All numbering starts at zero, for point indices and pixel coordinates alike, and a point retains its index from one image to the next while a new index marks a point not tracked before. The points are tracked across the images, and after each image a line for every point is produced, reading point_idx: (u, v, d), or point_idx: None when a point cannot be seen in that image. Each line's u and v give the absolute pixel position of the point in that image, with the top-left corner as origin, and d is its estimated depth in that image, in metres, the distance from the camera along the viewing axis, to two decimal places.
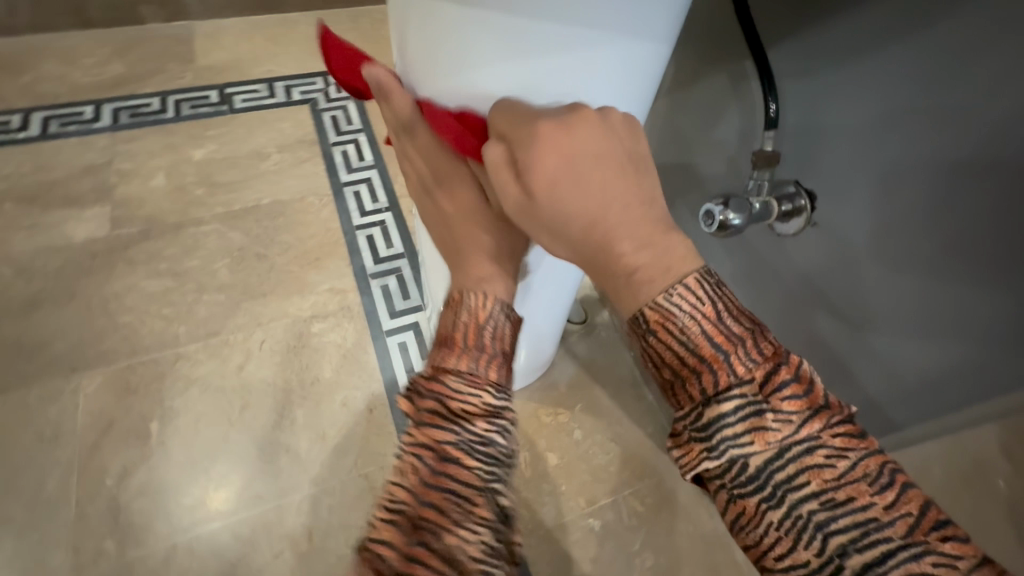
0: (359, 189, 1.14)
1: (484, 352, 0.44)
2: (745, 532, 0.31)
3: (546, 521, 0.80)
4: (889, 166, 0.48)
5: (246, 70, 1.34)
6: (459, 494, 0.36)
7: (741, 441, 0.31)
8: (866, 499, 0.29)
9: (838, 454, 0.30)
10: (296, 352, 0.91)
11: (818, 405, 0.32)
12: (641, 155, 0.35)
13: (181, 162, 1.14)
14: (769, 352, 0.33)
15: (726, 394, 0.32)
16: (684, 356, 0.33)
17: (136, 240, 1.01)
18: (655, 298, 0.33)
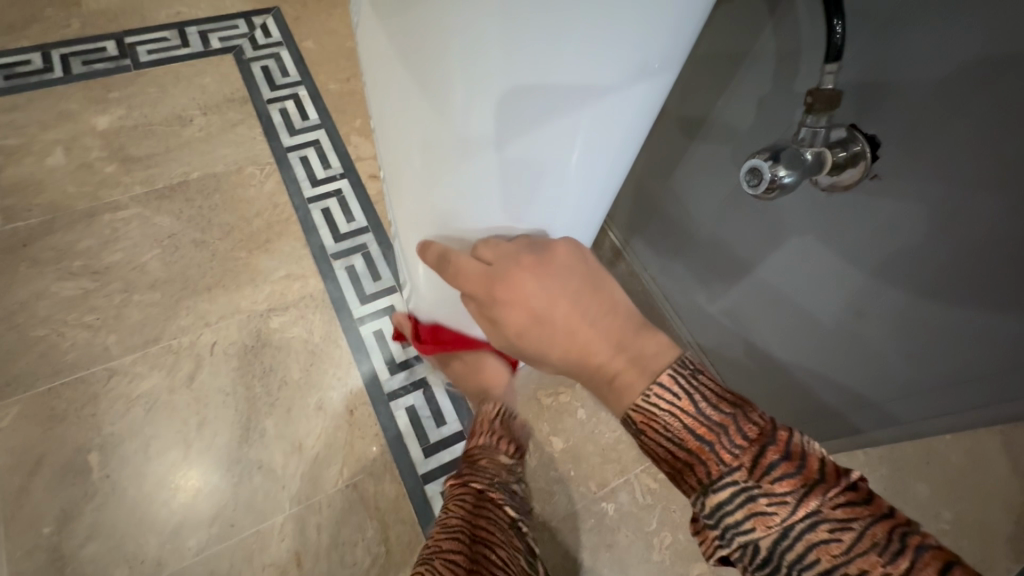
0: (307, 154, 0.98)
1: (500, 434, 0.65)
2: None
3: (557, 511, 0.74)
4: (911, 156, 0.42)
5: (149, 13, 1.11)
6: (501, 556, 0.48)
7: (744, 527, 0.32)
8: (881, 571, 0.28)
9: (843, 526, 0.30)
10: (256, 353, 0.78)
11: (815, 477, 0.32)
12: (594, 271, 0.42)
13: (83, 133, 0.94)
14: (754, 433, 0.33)
15: (720, 483, 0.33)
16: (674, 451, 0.35)
17: (38, 235, 0.83)
18: (636, 401, 0.36)
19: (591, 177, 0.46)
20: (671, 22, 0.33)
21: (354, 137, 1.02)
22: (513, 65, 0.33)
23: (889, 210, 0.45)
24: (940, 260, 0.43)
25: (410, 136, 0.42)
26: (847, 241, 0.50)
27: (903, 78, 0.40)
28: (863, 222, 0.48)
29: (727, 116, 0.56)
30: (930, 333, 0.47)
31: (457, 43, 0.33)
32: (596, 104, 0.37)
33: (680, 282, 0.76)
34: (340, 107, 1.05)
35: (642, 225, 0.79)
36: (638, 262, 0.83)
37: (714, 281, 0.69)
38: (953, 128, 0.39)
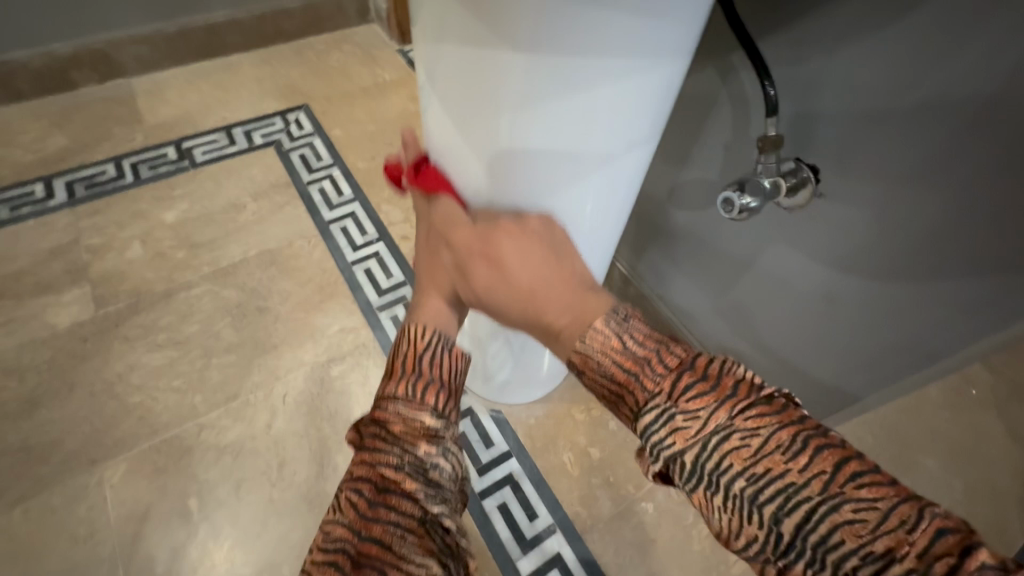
0: (346, 225, 1.13)
1: (422, 377, 0.49)
2: (709, 523, 0.32)
3: (603, 513, 0.82)
4: (856, 168, 0.54)
5: (200, 121, 1.30)
6: (401, 528, 0.38)
7: (666, 443, 0.33)
8: (783, 467, 0.30)
9: (751, 433, 0.31)
10: (322, 398, 0.89)
11: (726, 394, 0.33)
12: (558, 244, 0.49)
13: (155, 227, 1.09)
14: (673, 362, 0.36)
15: (645, 407, 0.35)
16: (611, 383, 0.39)
17: (126, 316, 0.96)
18: (576, 345, 0.41)
19: (610, 215, 0.58)
20: (665, 94, 0.46)
21: (384, 206, 1.17)
22: (554, 127, 0.45)
23: (850, 211, 0.56)
24: (896, 243, 0.54)
25: (464, 187, 0.54)
26: (820, 240, 0.61)
27: (831, 113, 0.53)
28: (835, 219, 0.58)
29: (703, 158, 0.70)
30: (905, 308, 0.57)
31: (513, 121, 0.45)
32: (612, 156, 0.50)
33: (687, 294, 0.86)
34: (369, 181, 1.22)
35: (648, 250, 0.90)
36: (648, 282, 0.94)
37: (718, 288, 0.80)
38: (883, 145, 0.51)
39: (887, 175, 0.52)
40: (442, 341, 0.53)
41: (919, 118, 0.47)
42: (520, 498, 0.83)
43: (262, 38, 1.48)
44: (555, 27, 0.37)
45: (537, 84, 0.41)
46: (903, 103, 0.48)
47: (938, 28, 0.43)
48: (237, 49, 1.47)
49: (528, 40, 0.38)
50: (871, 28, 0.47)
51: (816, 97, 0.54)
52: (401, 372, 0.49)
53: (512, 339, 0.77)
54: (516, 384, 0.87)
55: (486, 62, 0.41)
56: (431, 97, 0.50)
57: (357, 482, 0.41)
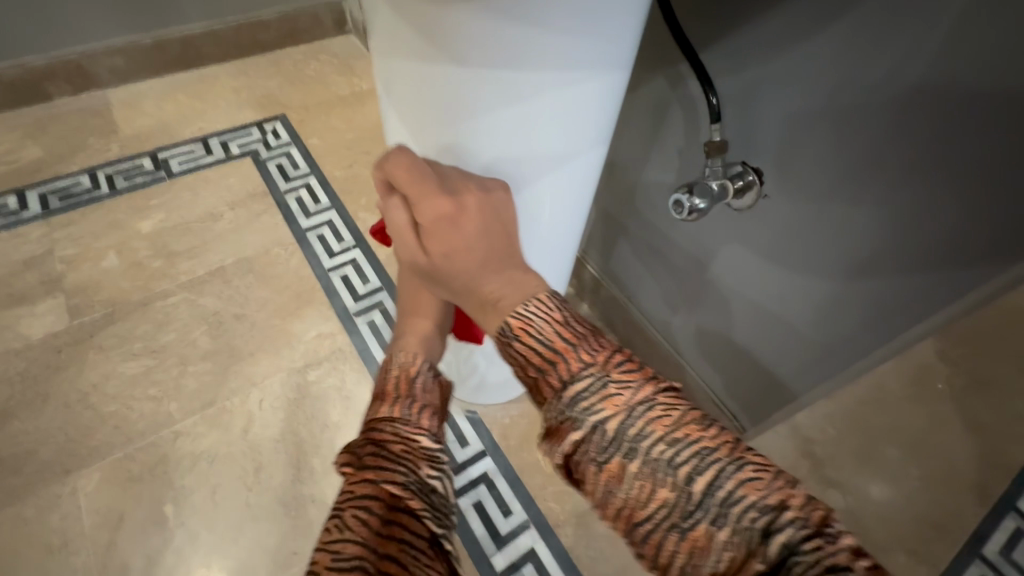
0: (323, 232, 1.15)
1: (417, 401, 0.50)
2: (614, 494, 0.33)
3: (576, 509, 0.84)
4: (794, 168, 0.57)
5: (177, 131, 1.31)
6: (417, 548, 0.37)
7: (596, 410, 0.33)
8: (699, 433, 0.33)
9: (672, 406, 0.34)
10: (298, 403, 0.91)
11: (651, 374, 0.35)
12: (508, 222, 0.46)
13: (131, 237, 1.09)
14: (607, 343, 0.36)
15: (578, 376, 0.34)
16: (541, 352, 0.36)
17: (101, 326, 0.97)
18: (516, 309, 0.38)
19: (564, 220, 0.60)
20: (607, 104, 0.50)
21: (361, 214, 1.19)
22: (501, 127, 0.47)
23: (795, 206, 0.59)
24: (837, 234, 0.57)
25: None
26: (770, 235, 0.64)
27: (769, 118, 0.57)
28: (781, 214, 0.61)
29: (659, 163, 0.73)
30: (842, 303, 0.60)
31: (461, 127, 0.47)
32: (561, 158, 0.52)
33: (653, 295, 0.88)
34: (346, 189, 1.24)
35: (616, 253, 0.93)
36: (619, 285, 0.96)
37: (680, 288, 0.82)
38: (818, 144, 0.54)
39: (825, 172, 0.55)
40: (427, 370, 0.56)
41: (847, 119, 0.51)
42: (495, 496, 0.85)
43: (240, 50, 1.50)
44: (497, 37, 0.40)
45: (482, 86, 0.44)
46: (832, 105, 0.51)
47: (857, 35, 0.47)
48: (214, 60, 1.48)
49: (472, 49, 0.41)
50: (802, 33, 0.50)
51: (754, 101, 0.57)
52: (394, 396, 0.50)
53: (485, 349, 0.80)
54: (489, 385, 0.89)
55: (435, 68, 0.44)
56: (387, 104, 0.52)
57: (362, 500, 0.38)
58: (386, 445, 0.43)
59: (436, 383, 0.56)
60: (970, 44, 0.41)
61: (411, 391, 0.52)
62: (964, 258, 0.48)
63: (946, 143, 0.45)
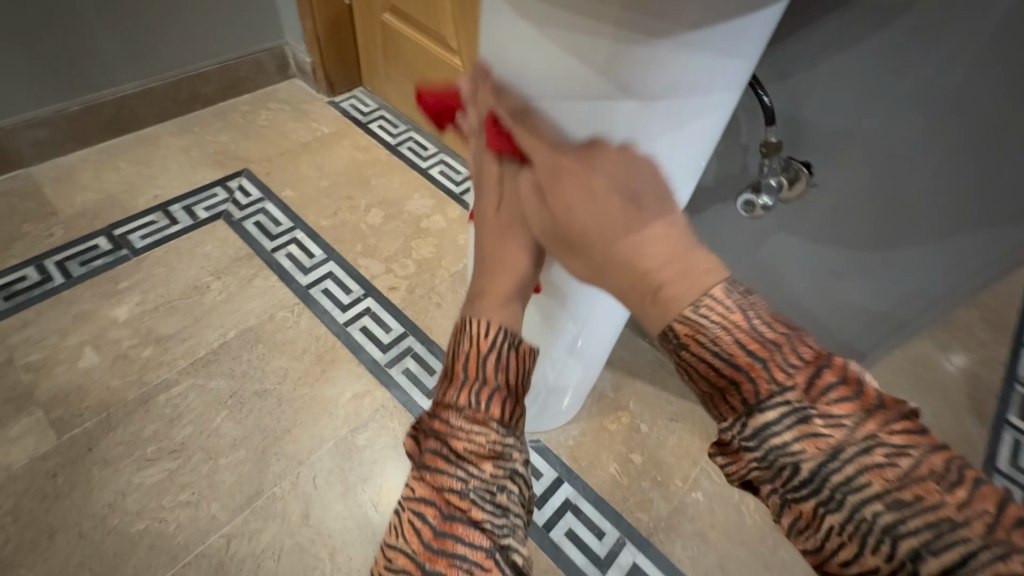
0: (327, 286, 1.08)
1: (487, 383, 0.46)
2: (805, 536, 0.31)
3: (662, 514, 0.85)
4: (851, 158, 0.63)
5: (128, 203, 1.17)
6: (469, 563, 0.37)
7: (791, 449, 0.32)
8: (938, 498, 0.28)
9: (898, 452, 0.30)
10: (355, 471, 0.84)
11: (871, 405, 0.32)
12: (654, 187, 0.41)
13: (108, 328, 0.97)
14: (809, 356, 0.34)
15: (769, 402, 0.33)
16: (719, 367, 0.35)
17: (99, 435, 0.85)
18: (683, 312, 0.36)
19: None
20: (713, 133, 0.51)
21: (361, 260, 1.13)
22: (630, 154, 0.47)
23: (854, 191, 0.65)
24: (899, 209, 0.63)
25: None
26: (830, 218, 0.70)
27: (822, 117, 0.63)
28: (839, 198, 0.67)
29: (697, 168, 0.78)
30: (895, 269, 0.68)
31: None
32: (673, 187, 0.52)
33: None
34: (338, 237, 1.17)
35: None
36: None
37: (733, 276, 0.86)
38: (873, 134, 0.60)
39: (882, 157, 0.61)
40: (505, 336, 0.48)
41: (901, 111, 0.57)
42: (584, 520, 0.84)
43: (179, 106, 1.38)
44: (649, 64, 0.40)
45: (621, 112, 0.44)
46: (884, 101, 0.58)
47: (902, 41, 0.53)
48: (151, 121, 1.36)
49: (622, 77, 0.42)
50: (848, 43, 0.57)
51: (807, 105, 0.64)
52: (463, 378, 0.46)
53: (548, 372, 0.79)
54: (551, 409, 0.88)
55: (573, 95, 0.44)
56: None
57: (421, 503, 0.40)
58: (447, 438, 0.43)
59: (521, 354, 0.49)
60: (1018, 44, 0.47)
61: (483, 368, 0.47)
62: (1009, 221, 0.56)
63: (994, 125, 0.52)
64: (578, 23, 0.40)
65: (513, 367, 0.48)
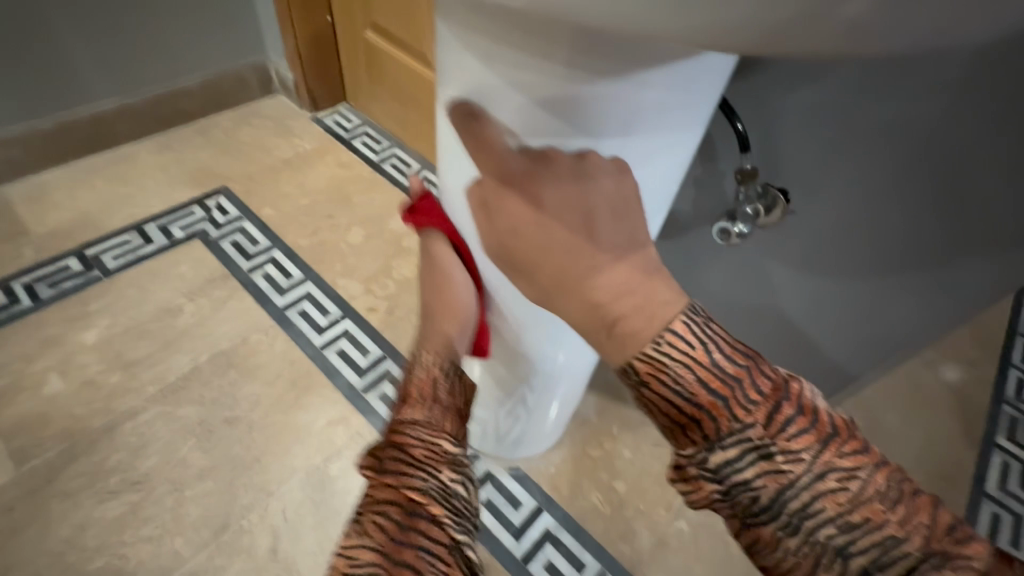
0: (304, 307, 1.05)
1: (438, 404, 0.59)
2: (764, 555, 0.40)
3: (645, 544, 0.83)
4: (835, 184, 0.61)
5: (102, 222, 1.15)
6: (430, 550, 0.49)
7: (756, 484, 0.39)
8: (882, 517, 0.37)
9: (849, 477, 0.38)
10: (328, 502, 0.81)
11: (826, 433, 0.39)
12: (623, 203, 0.43)
13: (74, 353, 0.94)
14: (768, 389, 0.40)
15: (728, 437, 0.39)
16: (683, 405, 0.40)
17: (59, 467, 0.81)
18: (646, 349, 0.41)
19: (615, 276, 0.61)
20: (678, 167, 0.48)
21: (340, 280, 1.11)
22: None
23: (840, 215, 0.63)
24: (887, 233, 0.61)
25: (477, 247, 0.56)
26: (815, 244, 0.67)
27: (801, 143, 0.60)
28: (824, 224, 0.65)
29: None
30: (882, 293, 0.66)
31: None
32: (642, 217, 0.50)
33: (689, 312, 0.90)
34: (317, 257, 1.15)
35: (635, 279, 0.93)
36: None
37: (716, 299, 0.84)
38: (857, 160, 0.58)
39: (867, 182, 0.59)
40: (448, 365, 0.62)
41: (885, 136, 0.55)
42: (563, 552, 0.82)
43: (159, 122, 1.36)
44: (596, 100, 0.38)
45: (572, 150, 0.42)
46: (866, 127, 0.56)
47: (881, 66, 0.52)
48: (128, 137, 1.33)
49: (578, 114, 0.40)
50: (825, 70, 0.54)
51: (784, 130, 0.61)
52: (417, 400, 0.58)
53: (527, 397, 0.77)
54: (533, 434, 0.86)
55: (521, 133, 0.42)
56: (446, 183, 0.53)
57: (383, 507, 0.51)
58: (410, 450, 0.53)
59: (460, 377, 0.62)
60: (1006, 76, 0.47)
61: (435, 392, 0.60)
62: (1012, 241, 0.55)
63: (979, 153, 0.52)
64: (525, 63, 0.38)
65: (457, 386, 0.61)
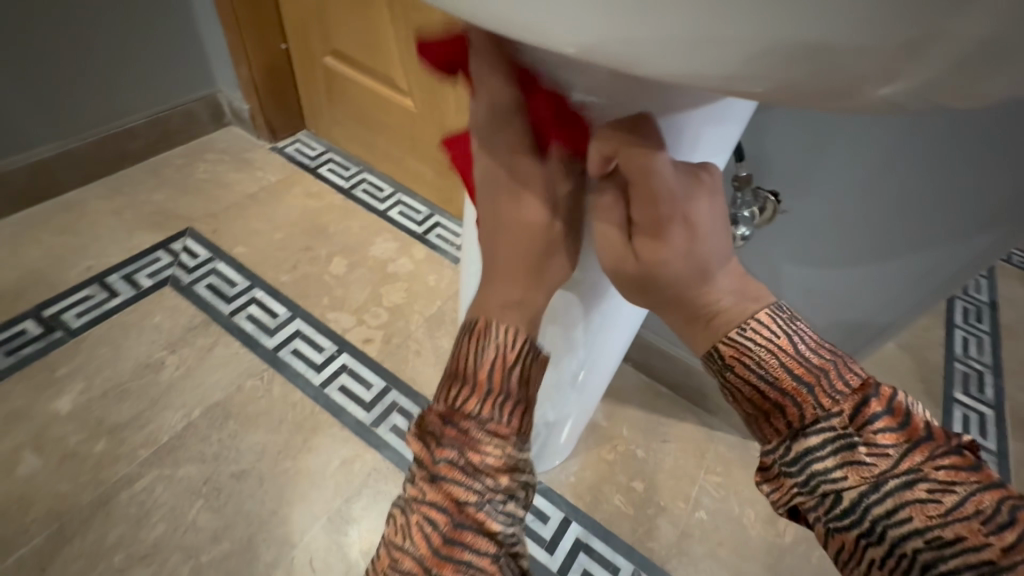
0: (296, 346, 1.02)
1: (507, 396, 0.48)
2: (849, 563, 0.38)
3: (671, 539, 0.86)
4: (820, 181, 0.67)
5: (57, 279, 1.07)
6: (473, 564, 0.45)
7: (834, 476, 0.38)
8: (981, 539, 0.34)
9: (943, 489, 0.35)
10: (355, 545, 0.80)
11: (919, 437, 0.37)
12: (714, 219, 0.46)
13: (50, 425, 0.87)
14: (856, 383, 0.39)
15: (813, 425, 0.39)
16: (765, 390, 0.41)
17: (54, 551, 0.76)
18: (731, 333, 0.43)
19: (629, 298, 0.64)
20: None
21: (329, 314, 1.08)
22: None
23: (825, 208, 0.69)
24: (869, 222, 0.67)
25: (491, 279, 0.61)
26: (804, 236, 0.73)
27: (789, 147, 0.67)
28: (809, 218, 0.71)
29: None
30: (866, 278, 0.72)
31: None
32: None
33: None
34: (302, 292, 1.11)
35: None
36: None
37: None
38: (839, 158, 0.64)
39: (847, 179, 0.65)
40: (528, 345, 0.49)
41: (862, 138, 0.61)
42: (596, 558, 0.83)
43: (106, 165, 1.28)
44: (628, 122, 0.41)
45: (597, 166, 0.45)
46: (844, 131, 0.62)
47: None
48: (74, 184, 1.25)
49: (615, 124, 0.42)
50: None
51: (770, 137, 0.67)
52: (487, 387, 0.47)
53: (547, 412, 0.79)
54: (551, 447, 0.87)
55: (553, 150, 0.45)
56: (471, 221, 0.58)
57: (432, 510, 0.45)
58: (467, 447, 0.46)
59: (541, 358, 0.51)
60: None
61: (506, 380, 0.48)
62: (977, 229, 0.60)
63: (949, 149, 0.57)
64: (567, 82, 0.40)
65: (530, 373, 0.49)
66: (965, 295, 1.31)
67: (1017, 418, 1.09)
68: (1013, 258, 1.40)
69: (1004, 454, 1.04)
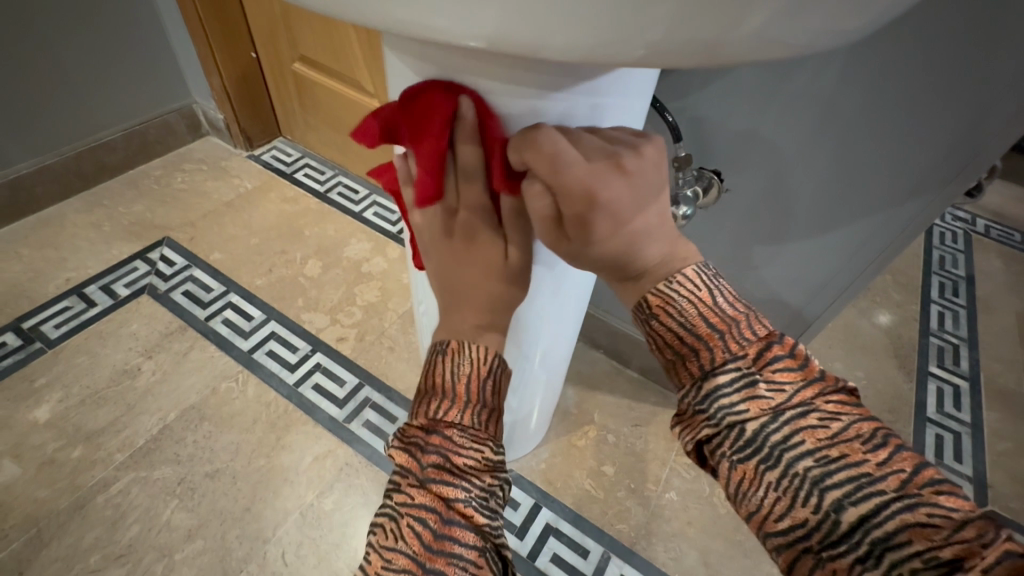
0: (271, 347, 1.03)
1: (485, 403, 0.46)
2: (748, 496, 0.38)
3: (641, 520, 0.87)
4: (758, 158, 0.68)
5: (37, 293, 1.09)
6: (465, 561, 0.38)
7: (738, 408, 0.38)
8: (861, 456, 0.35)
9: (830, 416, 0.37)
10: (327, 537, 0.81)
11: (813, 376, 0.39)
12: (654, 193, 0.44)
13: (28, 434, 0.89)
14: (761, 332, 0.41)
15: (723, 366, 0.40)
16: (683, 335, 0.42)
17: (32, 555, 0.78)
18: (658, 284, 0.43)
19: (574, 287, 0.66)
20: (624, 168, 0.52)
21: (304, 315, 1.10)
22: None
23: (765, 185, 0.70)
24: (806, 196, 0.68)
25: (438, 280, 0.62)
26: (749, 215, 0.74)
27: (727, 127, 0.67)
28: (753, 197, 0.72)
29: None
30: (809, 253, 0.73)
31: None
32: None
33: None
34: (277, 295, 1.13)
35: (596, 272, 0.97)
36: (600, 304, 1.00)
37: None
38: (774, 133, 0.65)
39: (783, 155, 0.66)
40: (497, 359, 0.49)
41: (792, 113, 0.62)
42: (566, 542, 0.84)
43: (83, 180, 1.30)
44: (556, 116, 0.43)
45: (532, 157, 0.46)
46: (775, 107, 0.63)
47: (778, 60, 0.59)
48: (52, 200, 1.27)
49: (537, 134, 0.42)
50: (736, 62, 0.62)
51: (709, 117, 0.68)
52: (464, 399, 0.46)
53: (510, 401, 0.79)
54: (519, 435, 0.88)
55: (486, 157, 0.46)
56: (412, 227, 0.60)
57: (418, 510, 0.39)
58: (450, 450, 0.42)
59: (506, 372, 0.51)
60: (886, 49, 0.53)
61: (481, 392, 0.47)
62: (909, 194, 0.62)
63: (872, 119, 0.58)
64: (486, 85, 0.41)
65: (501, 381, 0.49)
66: (941, 270, 1.31)
67: (992, 389, 1.09)
68: (990, 231, 1.40)
69: (978, 425, 1.04)
